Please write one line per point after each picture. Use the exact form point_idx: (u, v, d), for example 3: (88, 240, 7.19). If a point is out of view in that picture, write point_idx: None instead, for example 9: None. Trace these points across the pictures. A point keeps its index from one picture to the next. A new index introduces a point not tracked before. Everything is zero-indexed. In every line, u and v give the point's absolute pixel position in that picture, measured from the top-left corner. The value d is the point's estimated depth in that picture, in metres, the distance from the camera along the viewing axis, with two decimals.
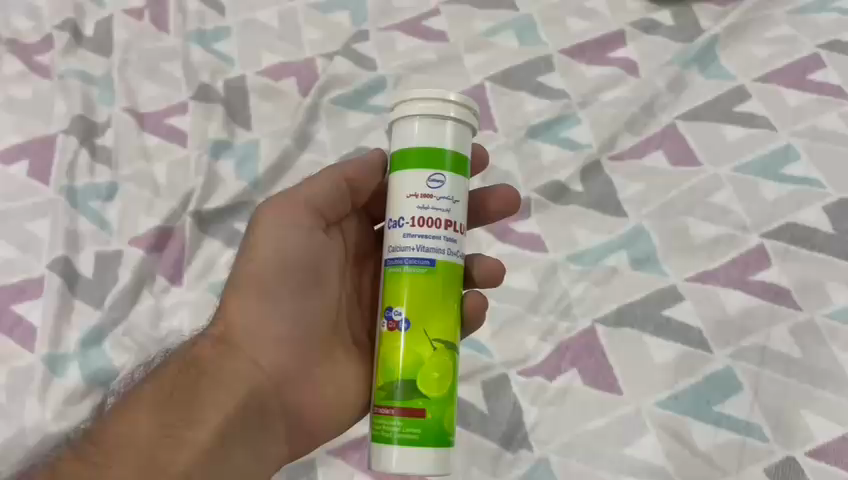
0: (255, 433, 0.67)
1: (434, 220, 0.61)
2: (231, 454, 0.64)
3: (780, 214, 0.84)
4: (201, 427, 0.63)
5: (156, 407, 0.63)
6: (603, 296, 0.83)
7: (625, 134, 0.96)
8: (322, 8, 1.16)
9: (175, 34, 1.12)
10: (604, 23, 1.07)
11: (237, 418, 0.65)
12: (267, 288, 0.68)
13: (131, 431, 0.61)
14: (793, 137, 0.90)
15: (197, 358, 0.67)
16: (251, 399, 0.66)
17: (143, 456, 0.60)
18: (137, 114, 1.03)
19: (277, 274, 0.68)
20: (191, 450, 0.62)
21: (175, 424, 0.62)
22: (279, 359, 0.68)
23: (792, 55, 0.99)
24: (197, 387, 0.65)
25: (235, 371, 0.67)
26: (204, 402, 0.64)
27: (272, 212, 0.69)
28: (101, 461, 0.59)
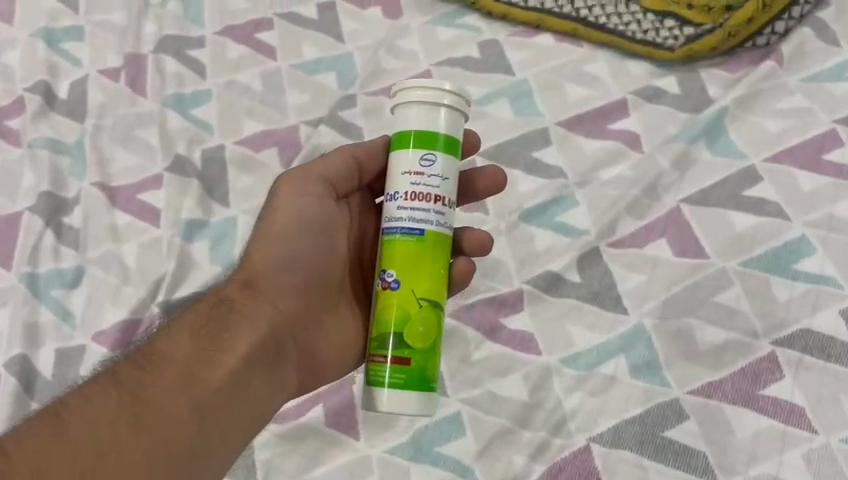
0: (274, 369, 0.68)
1: (424, 195, 0.64)
2: (255, 382, 0.66)
3: (794, 319, 0.77)
4: (230, 350, 0.65)
5: (188, 334, 0.65)
6: (600, 408, 0.76)
7: (626, 217, 0.89)
8: (308, 69, 1.10)
9: (152, 99, 1.07)
10: (605, 89, 1.02)
11: (259, 344, 0.67)
12: (285, 243, 0.70)
13: (168, 354, 0.63)
14: (807, 227, 0.83)
15: (223, 297, 0.69)
16: (272, 337, 0.68)
17: (183, 369, 0.62)
18: (108, 189, 0.98)
19: (298, 231, 0.71)
20: (222, 374, 0.63)
21: (207, 350, 0.64)
22: (296, 298, 0.70)
23: (807, 131, 0.91)
24: (223, 323, 0.67)
25: (258, 309, 0.69)
26: (232, 332, 0.66)
27: (288, 184, 0.73)
28: (143, 380, 0.60)
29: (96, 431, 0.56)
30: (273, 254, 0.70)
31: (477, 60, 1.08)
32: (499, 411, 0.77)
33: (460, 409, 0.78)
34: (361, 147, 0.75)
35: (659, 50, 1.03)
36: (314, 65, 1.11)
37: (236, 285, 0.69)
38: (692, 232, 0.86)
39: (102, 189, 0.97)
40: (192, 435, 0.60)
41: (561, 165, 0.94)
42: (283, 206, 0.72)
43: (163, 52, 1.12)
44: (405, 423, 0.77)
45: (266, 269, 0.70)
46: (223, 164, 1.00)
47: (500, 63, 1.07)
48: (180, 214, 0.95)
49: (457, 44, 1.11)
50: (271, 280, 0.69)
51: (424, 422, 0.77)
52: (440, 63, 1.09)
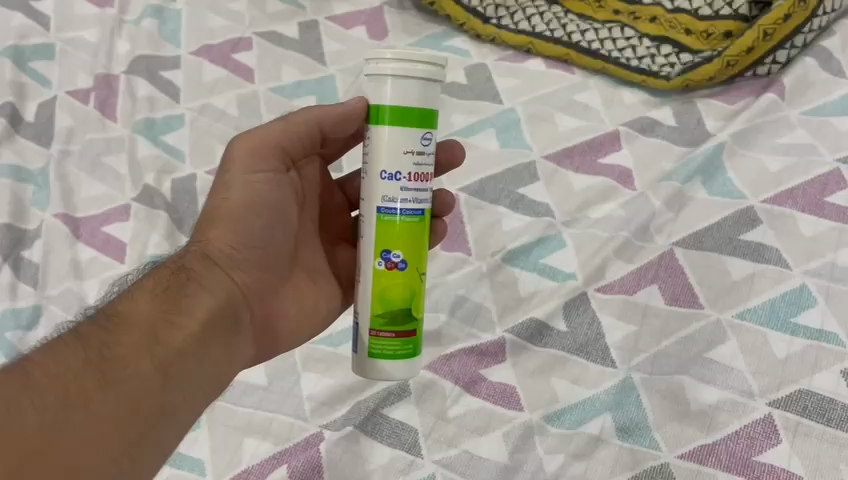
0: (236, 336, 0.62)
1: (426, 175, 0.63)
2: (220, 349, 0.60)
3: (792, 379, 0.72)
4: (194, 314, 0.58)
5: (148, 296, 0.58)
6: (584, 472, 0.70)
7: (615, 261, 0.84)
8: (287, 92, 1.05)
9: (122, 123, 1.02)
10: (597, 120, 0.97)
11: (222, 311, 0.61)
12: (246, 213, 0.65)
13: (128, 316, 0.56)
14: (807, 277, 0.78)
15: (180, 266, 0.61)
16: (232, 305, 0.62)
17: (146, 329, 0.55)
18: (72, 221, 0.93)
19: (259, 200, 0.66)
20: (188, 335, 0.57)
21: (171, 313, 0.57)
22: (256, 266, 0.65)
23: (810, 170, 0.86)
24: (184, 288, 0.60)
25: (217, 279, 0.62)
26: (195, 297, 0.60)
27: (244, 150, 0.67)
28: (105, 339, 0.53)
29: (61, 384, 0.48)
30: (232, 222, 0.64)
31: (463, 86, 1.03)
32: (476, 473, 0.72)
33: (434, 472, 0.72)
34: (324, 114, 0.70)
35: (655, 77, 0.97)
36: (294, 89, 1.06)
37: (195, 252, 0.63)
38: (685, 279, 0.81)
39: (65, 221, 0.92)
40: (164, 395, 0.53)
41: (547, 202, 0.90)
42: (237, 176, 0.66)
43: (136, 74, 1.07)
44: None
45: (226, 237, 0.64)
46: (194, 195, 0.96)
47: (487, 90, 1.02)
48: (146, 249, 0.90)
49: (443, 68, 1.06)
50: (232, 246, 0.64)
51: None
52: None
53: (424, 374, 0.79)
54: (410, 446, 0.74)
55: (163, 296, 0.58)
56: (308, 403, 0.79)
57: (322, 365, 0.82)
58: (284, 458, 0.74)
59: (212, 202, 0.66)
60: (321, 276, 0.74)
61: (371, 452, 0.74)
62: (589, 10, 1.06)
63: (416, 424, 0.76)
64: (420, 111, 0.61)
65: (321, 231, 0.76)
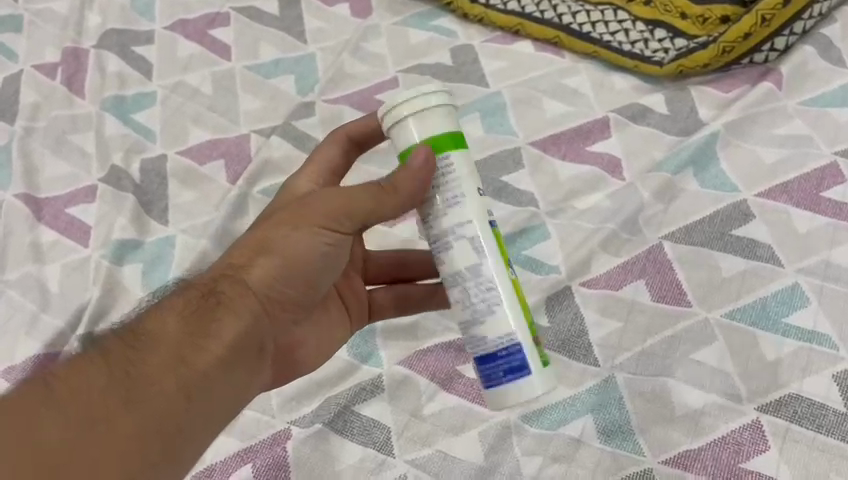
0: (256, 362, 0.58)
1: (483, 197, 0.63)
2: (244, 373, 0.56)
3: (781, 383, 0.69)
4: (223, 336, 0.54)
5: (179, 314, 0.54)
6: (564, 476, 0.68)
7: (600, 254, 0.80)
8: (264, 71, 1.01)
9: (90, 99, 0.98)
10: (585, 106, 0.93)
11: (250, 339, 0.56)
12: (294, 259, 0.58)
13: (154, 335, 0.52)
14: (801, 275, 0.75)
15: (215, 283, 0.56)
16: (260, 334, 0.57)
17: (173, 354, 0.51)
18: (35, 202, 0.89)
19: (314, 254, 0.58)
20: (216, 359, 0.53)
21: (198, 335, 0.53)
22: (287, 301, 0.59)
23: (806, 163, 0.82)
24: (215, 311, 0.55)
25: (252, 306, 0.56)
26: (226, 319, 0.55)
27: (322, 199, 0.58)
28: (129, 362, 0.50)
29: (82, 403, 0.46)
30: (277, 257, 0.57)
31: (449, 69, 0.98)
32: (449, 475, 0.69)
33: (406, 472, 0.69)
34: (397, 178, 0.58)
35: (647, 63, 0.93)
36: (272, 67, 1.01)
37: (231, 273, 0.57)
38: (673, 275, 0.78)
39: (26, 202, 0.88)
40: (186, 423, 0.50)
41: (531, 190, 0.87)
42: (301, 227, 0.58)
43: (106, 49, 1.03)
44: None
45: (267, 271, 0.57)
46: (163, 177, 0.91)
47: (473, 73, 0.98)
48: (110, 233, 0.86)
49: (427, 50, 1.01)
50: (272, 280, 0.57)
51: None
52: (408, 69, 0.99)
53: (398, 370, 0.76)
54: (381, 445, 0.71)
55: (193, 316, 0.54)
56: (277, 399, 0.75)
57: None
58: (249, 457, 0.72)
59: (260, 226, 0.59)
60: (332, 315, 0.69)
61: (341, 451, 0.71)
62: None
63: (388, 422, 0.72)
64: (439, 135, 0.58)
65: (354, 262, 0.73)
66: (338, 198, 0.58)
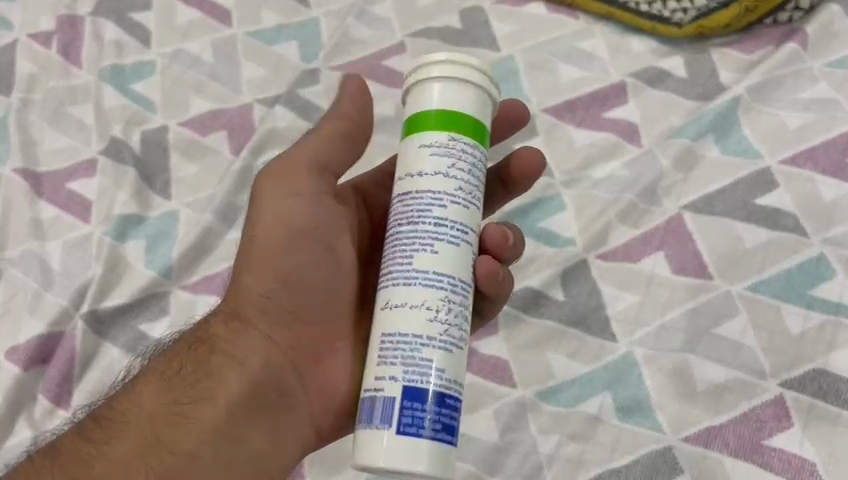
0: (276, 409, 0.57)
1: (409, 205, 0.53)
2: (249, 430, 0.55)
3: (807, 358, 0.67)
4: (211, 400, 0.55)
5: (156, 383, 0.56)
6: (581, 456, 0.66)
7: (617, 226, 0.77)
8: (266, 37, 0.97)
9: (87, 69, 0.94)
10: (601, 70, 0.89)
11: (256, 386, 0.56)
12: (272, 265, 0.57)
13: (129, 409, 0.55)
14: (827, 246, 0.72)
15: (204, 335, 0.57)
16: (268, 376, 0.57)
17: (145, 434, 0.53)
18: (34, 176, 0.86)
19: (286, 251, 0.57)
20: (199, 434, 0.54)
21: (181, 402, 0.55)
22: (289, 329, 0.57)
23: (832, 128, 0.79)
24: (203, 367, 0.56)
25: (248, 345, 0.57)
26: (213, 378, 0.55)
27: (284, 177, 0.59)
28: (94, 449, 0.53)
29: None
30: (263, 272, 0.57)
31: (458, 33, 0.94)
32: (464, 454, 0.68)
33: None
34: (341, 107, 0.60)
35: (664, 24, 0.89)
36: (273, 34, 0.97)
37: (221, 317, 0.58)
38: (694, 247, 0.75)
39: (25, 177, 0.86)
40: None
41: (546, 159, 0.84)
42: (268, 220, 0.58)
43: (102, 15, 0.98)
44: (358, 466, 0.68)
45: (251, 289, 0.58)
46: (165, 149, 0.89)
47: (483, 36, 0.93)
48: (112, 208, 0.84)
49: (435, 13, 0.96)
50: (257, 298, 0.57)
51: None
52: (415, 33, 0.95)
53: None
54: None
55: (177, 376, 0.56)
56: None
57: None
58: None
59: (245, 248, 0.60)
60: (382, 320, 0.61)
61: None
62: None
63: None
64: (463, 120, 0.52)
65: None
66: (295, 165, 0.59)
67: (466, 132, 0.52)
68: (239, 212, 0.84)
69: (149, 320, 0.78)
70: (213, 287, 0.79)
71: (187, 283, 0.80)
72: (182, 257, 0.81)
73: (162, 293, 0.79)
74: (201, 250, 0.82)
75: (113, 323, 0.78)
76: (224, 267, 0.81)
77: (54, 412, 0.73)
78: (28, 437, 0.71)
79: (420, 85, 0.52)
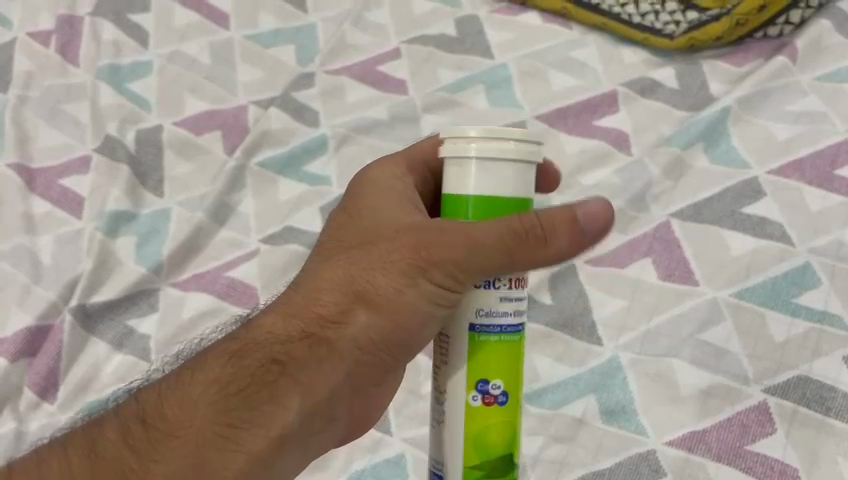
0: (320, 433, 0.53)
1: (515, 291, 0.49)
2: (294, 456, 0.51)
3: (790, 365, 0.68)
4: (267, 432, 0.49)
5: (217, 396, 0.49)
6: (564, 457, 0.66)
7: (606, 232, 0.78)
8: (264, 40, 0.98)
9: (85, 67, 0.95)
10: (593, 79, 0.90)
11: (312, 416, 0.51)
12: (387, 317, 0.50)
13: (180, 425, 0.48)
14: (812, 255, 0.73)
15: (286, 356, 0.49)
16: (332, 408, 0.52)
17: (192, 454, 0.47)
18: (27, 172, 0.87)
19: (415, 312, 0.49)
20: (249, 461, 0.48)
21: (238, 422, 0.48)
22: (367, 367, 0.51)
23: (820, 140, 0.80)
24: (270, 388, 0.49)
25: (325, 379, 0.50)
26: (279, 410, 0.49)
27: (440, 254, 0.48)
28: (137, 463, 0.47)
29: None
30: (374, 316, 0.50)
31: (454, 41, 0.95)
32: None
33: (403, 451, 0.68)
34: (561, 238, 0.49)
35: (658, 36, 0.90)
36: (271, 37, 0.98)
37: (305, 338, 0.49)
38: (680, 253, 0.75)
39: (19, 172, 0.86)
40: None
41: None
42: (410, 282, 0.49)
43: (101, 15, 0.99)
44: (341, 463, 0.68)
45: (354, 331, 0.50)
46: (159, 148, 0.89)
47: (479, 44, 0.95)
48: (104, 204, 0.84)
49: (431, 20, 0.98)
50: (358, 343, 0.50)
51: (362, 464, 0.68)
52: (411, 40, 0.96)
53: None
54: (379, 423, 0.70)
55: (242, 402, 0.48)
56: None
57: None
58: None
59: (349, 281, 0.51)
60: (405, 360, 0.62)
61: None
62: None
63: None
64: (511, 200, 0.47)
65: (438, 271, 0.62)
66: (453, 245, 0.48)
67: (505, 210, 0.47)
68: (231, 211, 0.85)
69: (139, 316, 0.78)
70: (202, 285, 0.79)
71: (178, 280, 0.80)
72: (172, 255, 0.81)
73: (152, 289, 0.80)
74: (192, 248, 0.82)
75: (101, 316, 0.78)
76: (214, 265, 0.81)
77: (40, 405, 0.73)
78: (11, 430, 0.71)
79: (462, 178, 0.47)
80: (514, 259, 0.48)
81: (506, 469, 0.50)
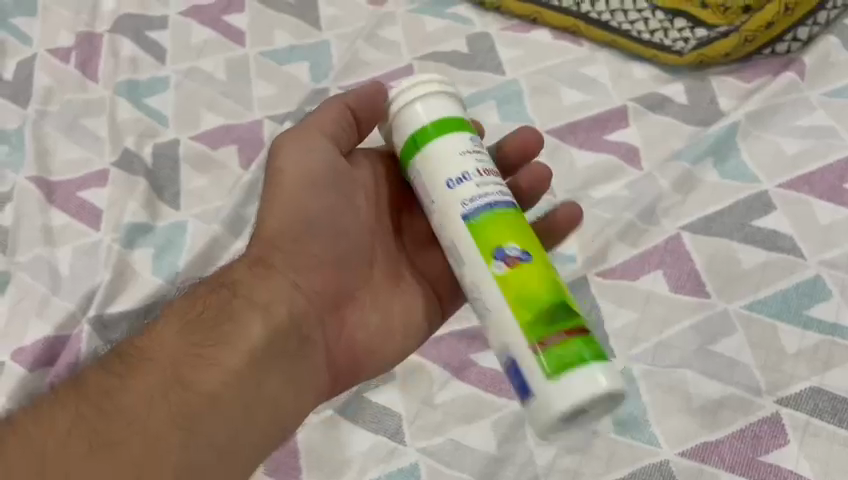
0: (293, 359, 0.58)
1: (487, 170, 0.58)
2: (271, 377, 0.56)
3: (802, 376, 0.68)
4: (234, 345, 0.55)
5: (179, 324, 0.56)
6: (578, 468, 0.66)
7: (618, 245, 0.79)
8: (279, 57, 1.00)
9: (103, 83, 0.97)
10: (604, 95, 0.91)
11: (276, 330, 0.57)
12: (299, 206, 0.61)
13: (150, 349, 0.54)
14: (823, 268, 0.73)
15: (232, 279, 0.59)
16: (289, 322, 0.59)
17: (167, 368, 0.53)
18: (47, 185, 0.88)
19: (304, 181, 0.62)
20: (223, 371, 0.54)
21: (206, 341, 0.55)
22: (308, 271, 0.62)
23: (829, 154, 0.81)
24: (229, 303, 0.58)
25: (272, 288, 0.59)
26: (238, 320, 0.57)
27: (293, 138, 0.63)
28: (116, 382, 0.51)
29: (58, 436, 0.47)
30: (287, 214, 0.61)
31: (465, 57, 0.97)
32: (462, 464, 0.68)
33: (417, 460, 0.69)
34: (351, 91, 0.65)
35: (667, 52, 0.92)
36: (286, 54, 1.00)
37: (245, 263, 0.61)
38: (691, 266, 0.76)
39: (39, 185, 0.88)
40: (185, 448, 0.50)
41: (548, 178, 0.85)
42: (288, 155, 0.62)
43: (120, 33, 1.01)
44: (354, 473, 0.68)
45: (274, 222, 0.61)
46: (176, 161, 0.91)
47: (490, 61, 0.96)
48: (121, 216, 0.85)
49: (444, 38, 0.99)
50: (281, 231, 0.61)
51: (376, 473, 0.68)
52: (424, 57, 0.98)
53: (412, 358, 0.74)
54: (393, 433, 0.70)
55: (202, 323, 0.56)
56: None
57: None
58: None
59: (280, 214, 0.61)
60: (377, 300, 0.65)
61: (351, 439, 0.70)
62: None
63: (400, 410, 0.71)
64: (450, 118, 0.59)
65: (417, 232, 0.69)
66: (293, 136, 0.64)
67: (452, 127, 0.58)
68: (246, 224, 0.85)
69: None
70: None
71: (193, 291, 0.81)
72: (189, 266, 0.82)
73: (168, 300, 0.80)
74: (207, 259, 0.83)
75: (117, 326, 0.78)
76: None
77: None
78: None
79: (410, 106, 0.59)
80: (322, 121, 0.64)
81: (566, 316, 0.53)
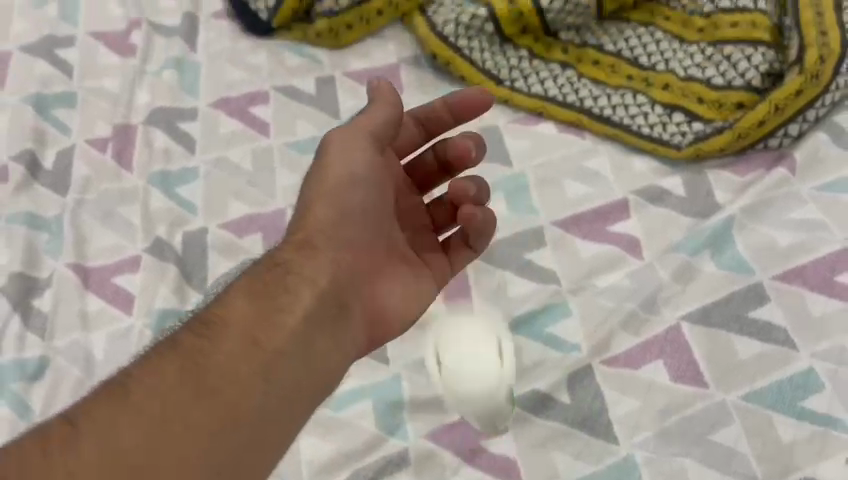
0: (339, 323, 0.67)
1: None
2: (325, 339, 0.65)
3: (796, 466, 0.72)
4: (294, 308, 0.64)
5: (247, 292, 0.63)
6: None
7: (621, 333, 0.83)
8: (302, 148, 1.06)
9: (137, 173, 1.04)
10: (607, 187, 0.97)
11: (325, 297, 0.66)
12: (340, 196, 0.70)
13: (228, 316, 0.61)
14: (816, 360, 0.78)
15: (285, 258, 0.67)
16: (336, 290, 0.67)
17: (245, 333, 0.60)
18: (84, 271, 0.94)
19: (350, 181, 0.71)
20: (289, 331, 0.62)
21: (270, 307, 0.63)
22: (352, 253, 0.69)
23: (820, 247, 0.86)
24: (286, 279, 0.65)
25: (317, 266, 0.67)
26: (296, 290, 0.65)
27: (341, 135, 0.73)
28: (205, 344, 0.58)
29: (162, 392, 0.54)
30: (330, 208, 0.70)
31: None
32: None
33: None
34: (379, 86, 0.74)
35: (666, 146, 0.98)
36: (308, 144, 1.06)
37: (291, 245, 0.68)
38: (691, 356, 0.80)
39: (76, 272, 0.94)
40: (261, 401, 0.58)
41: (554, 267, 0.90)
42: (338, 150, 0.72)
43: (154, 124, 1.09)
44: None
45: (322, 212, 0.69)
46: (204, 248, 0.97)
47: (499, 153, 1.02)
48: (153, 302, 0.91)
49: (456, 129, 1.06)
50: (327, 218, 0.69)
51: None
52: None
53: (425, 444, 0.78)
54: None
55: (266, 293, 0.64)
56: (306, 469, 0.77)
57: (322, 428, 0.80)
58: None
59: (326, 203, 0.70)
60: (406, 275, 0.75)
61: None
62: (602, 75, 1.07)
63: None
64: None
65: (424, 238, 0.81)
66: (339, 136, 0.73)
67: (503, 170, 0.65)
68: None
69: None
70: None
71: None
72: None
73: None
74: None
75: None
76: None
77: None
78: None
79: None
80: (366, 116, 0.73)
81: None
